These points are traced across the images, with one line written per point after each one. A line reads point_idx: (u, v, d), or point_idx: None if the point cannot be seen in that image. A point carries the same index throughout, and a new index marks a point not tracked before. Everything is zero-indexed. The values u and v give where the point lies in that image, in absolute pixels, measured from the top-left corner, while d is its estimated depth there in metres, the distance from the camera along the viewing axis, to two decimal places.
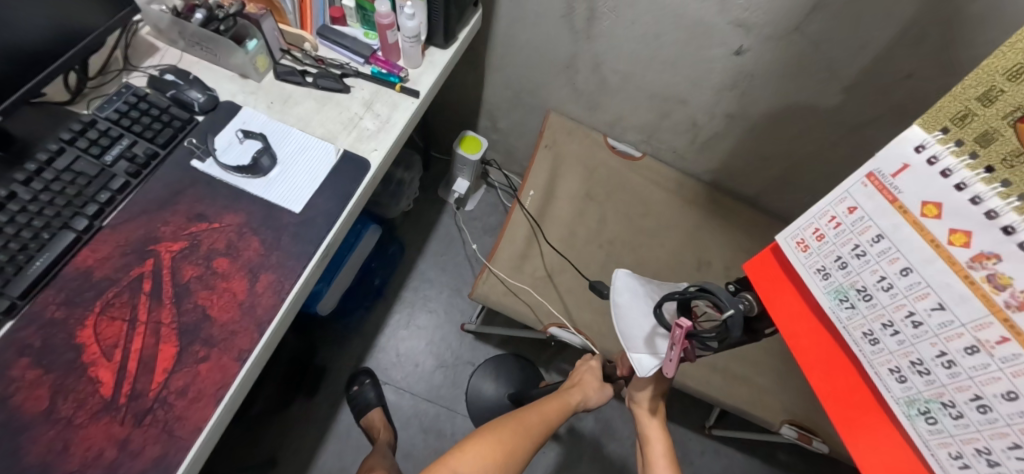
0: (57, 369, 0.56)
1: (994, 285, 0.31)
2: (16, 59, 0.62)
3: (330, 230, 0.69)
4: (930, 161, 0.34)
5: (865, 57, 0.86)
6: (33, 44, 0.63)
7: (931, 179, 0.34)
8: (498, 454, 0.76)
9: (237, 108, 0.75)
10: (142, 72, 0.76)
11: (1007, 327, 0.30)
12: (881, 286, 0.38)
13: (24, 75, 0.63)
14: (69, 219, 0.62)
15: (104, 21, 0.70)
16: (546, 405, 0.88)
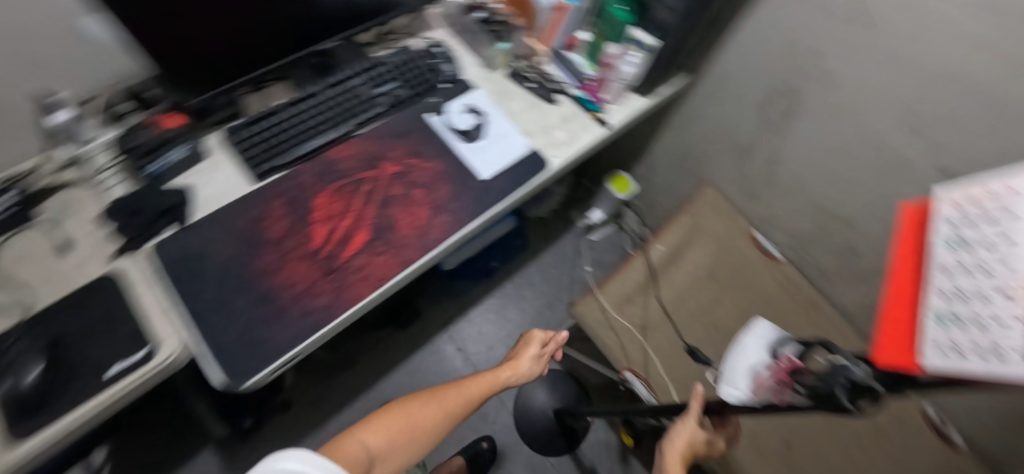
0: (294, 215, 0.78)
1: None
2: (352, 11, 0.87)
3: (499, 204, 0.84)
4: None
5: None
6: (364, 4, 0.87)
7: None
8: (419, 429, 0.66)
9: (472, 87, 0.94)
10: (418, 39, 0.98)
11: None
12: None
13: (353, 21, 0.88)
14: (339, 121, 0.85)
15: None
16: (478, 380, 0.81)
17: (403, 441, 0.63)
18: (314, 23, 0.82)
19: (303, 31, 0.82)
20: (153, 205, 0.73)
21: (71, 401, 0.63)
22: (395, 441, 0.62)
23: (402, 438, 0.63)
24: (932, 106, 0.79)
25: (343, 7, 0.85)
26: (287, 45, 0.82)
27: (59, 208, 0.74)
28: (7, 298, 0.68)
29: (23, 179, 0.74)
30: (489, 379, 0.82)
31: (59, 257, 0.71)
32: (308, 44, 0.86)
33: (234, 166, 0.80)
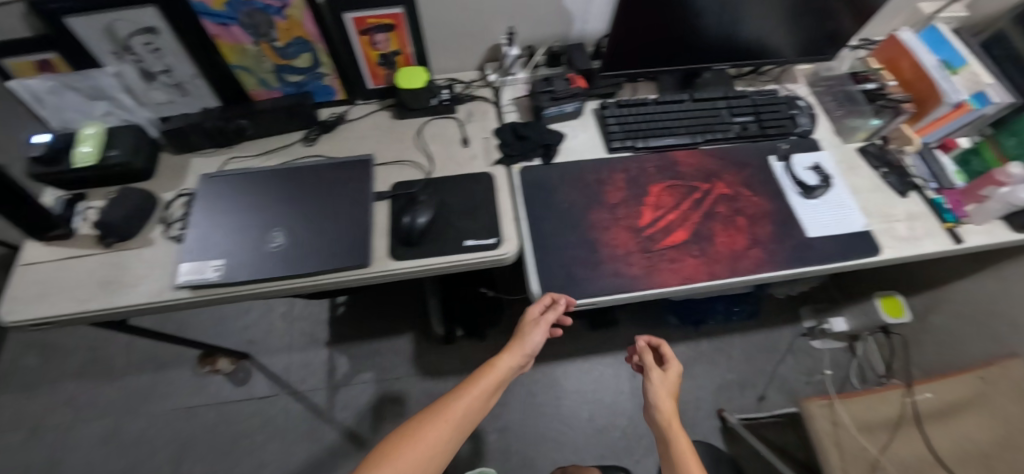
0: (630, 192, 0.87)
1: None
2: (721, 45, 0.93)
3: (817, 266, 0.82)
4: None
5: None
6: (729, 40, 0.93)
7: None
8: (428, 450, 0.59)
9: (820, 148, 0.93)
10: (782, 87, 1.01)
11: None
12: None
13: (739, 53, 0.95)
14: (694, 132, 0.92)
15: (799, 50, 0.98)
16: (505, 363, 0.72)
17: (408, 467, 0.56)
18: (713, 44, 0.92)
19: (701, 48, 0.92)
20: (535, 137, 0.90)
21: (439, 251, 0.80)
22: (399, 473, 0.55)
23: (405, 472, 0.55)
24: None
25: (743, 40, 0.93)
26: (682, 57, 0.93)
27: (470, 113, 0.95)
28: (422, 160, 0.90)
29: (461, 85, 0.98)
30: (506, 362, 0.72)
31: (460, 147, 0.92)
32: (696, 58, 0.94)
33: (595, 133, 0.93)
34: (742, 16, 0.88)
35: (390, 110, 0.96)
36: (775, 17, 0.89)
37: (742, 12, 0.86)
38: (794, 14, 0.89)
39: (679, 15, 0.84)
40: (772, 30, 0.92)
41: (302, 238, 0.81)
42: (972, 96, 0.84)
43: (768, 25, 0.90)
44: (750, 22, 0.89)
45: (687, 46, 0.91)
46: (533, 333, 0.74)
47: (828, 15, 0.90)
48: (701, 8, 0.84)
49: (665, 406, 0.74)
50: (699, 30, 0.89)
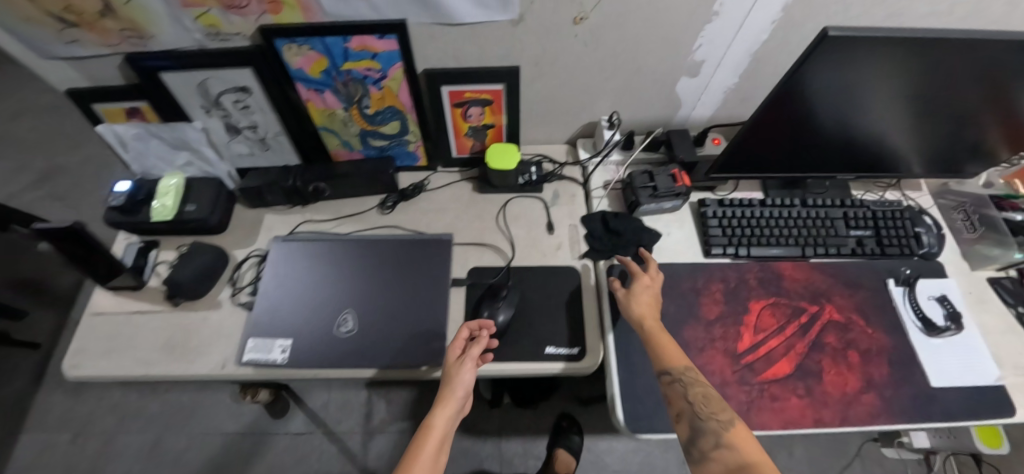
0: (728, 308, 0.79)
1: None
2: (840, 152, 0.82)
3: (939, 422, 0.72)
4: None
5: None
6: (849, 149, 0.81)
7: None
8: None
9: (946, 275, 0.83)
10: (902, 197, 0.91)
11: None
12: None
13: (857, 164, 0.85)
14: (803, 244, 0.83)
15: (926, 164, 0.86)
16: (439, 413, 0.62)
17: None
18: (831, 146, 0.80)
19: (816, 149, 0.80)
20: (632, 232, 0.83)
21: (518, 356, 0.74)
22: None
23: None
24: None
25: (866, 144, 0.80)
26: (793, 155, 0.81)
27: (556, 195, 0.90)
28: (504, 245, 0.85)
29: (550, 163, 0.93)
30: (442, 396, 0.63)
31: (545, 234, 0.86)
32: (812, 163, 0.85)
33: (691, 232, 0.86)
34: (871, 131, 0.78)
35: (472, 182, 0.92)
36: (913, 125, 0.76)
37: (875, 118, 0.74)
38: (933, 124, 0.76)
39: (800, 126, 0.75)
40: (902, 138, 0.79)
41: (376, 325, 0.77)
42: None
43: (899, 139, 0.79)
44: (880, 128, 0.77)
45: (800, 146, 0.80)
46: (459, 368, 0.65)
47: (974, 128, 0.77)
48: (830, 118, 0.74)
49: (632, 309, 0.71)
50: (817, 137, 0.77)
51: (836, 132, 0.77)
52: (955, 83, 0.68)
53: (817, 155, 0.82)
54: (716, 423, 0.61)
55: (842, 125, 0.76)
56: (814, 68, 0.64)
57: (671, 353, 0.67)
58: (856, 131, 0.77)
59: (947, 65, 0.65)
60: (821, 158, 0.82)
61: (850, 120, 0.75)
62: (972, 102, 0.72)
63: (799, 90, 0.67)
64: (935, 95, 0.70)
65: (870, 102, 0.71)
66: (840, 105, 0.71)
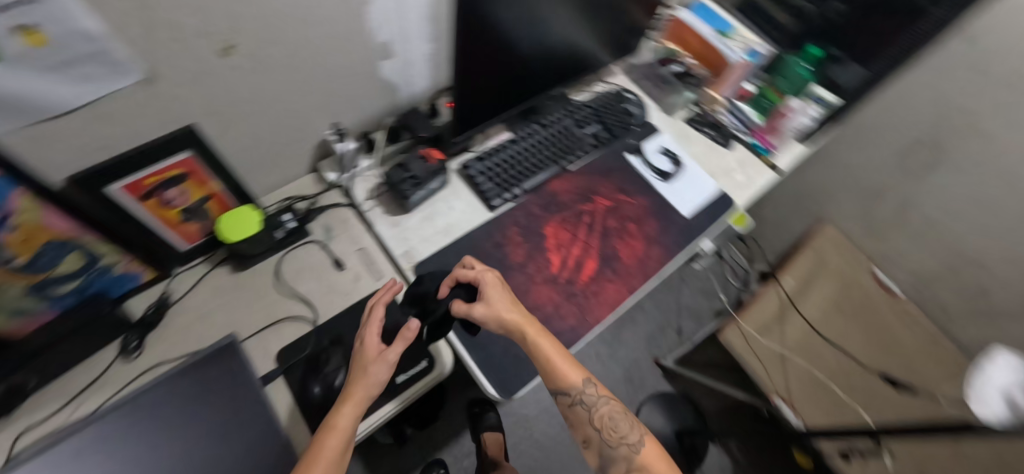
0: (531, 243, 0.86)
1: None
2: (552, 70, 0.92)
3: (701, 239, 0.91)
4: None
5: None
6: (558, 64, 0.92)
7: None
8: None
9: (659, 131, 1.03)
10: (607, 85, 1.08)
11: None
12: None
13: (568, 72, 0.97)
14: (558, 159, 0.94)
15: (611, 52, 1.03)
16: (331, 439, 0.58)
17: None
18: (531, 60, 0.84)
19: (522, 67, 0.84)
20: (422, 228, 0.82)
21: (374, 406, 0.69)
22: None
23: None
24: None
25: (557, 48, 0.87)
26: (507, 82, 0.84)
27: (328, 228, 0.82)
28: (300, 308, 0.75)
29: (302, 203, 0.84)
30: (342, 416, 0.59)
31: (336, 273, 0.79)
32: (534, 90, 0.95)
33: (470, 196, 0.89)
34: (568, 44, 0.89)
35: (226, 264, 0.78)
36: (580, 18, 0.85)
37: (551, 24, 0.80)
38: (594, 13, 0.87)
39: (517, 61, 0.81)
40: (577, 31, 0.88)
41: None
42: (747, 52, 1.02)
43: (588, 42, 0.93)
44: (559, 30, 0.83)
45: (508, 71, 0.82)
46: (363, 374, 0.62)
47: (630, 14, 0.95)
48: (534, 45, 0.82)
49: (513, 326, 0.68)
50: (531, 65, 0.85)
51: (543, 56, 0.86)
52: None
53: (537, 79, 0.91)
54: (610, 436, 0.69)
55: (545, 48, 0.85)
56: (482, 1, 0.63)
57: (575, 372, 0.69)
58: (558, 48, 0.88)
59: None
60: (542, 81, 0.92)
61: (549, 41, 0.84)
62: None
63: (482, 25, 0.67)
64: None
65: (540, 12, 0.75)
66: (537, 31, 0.78)
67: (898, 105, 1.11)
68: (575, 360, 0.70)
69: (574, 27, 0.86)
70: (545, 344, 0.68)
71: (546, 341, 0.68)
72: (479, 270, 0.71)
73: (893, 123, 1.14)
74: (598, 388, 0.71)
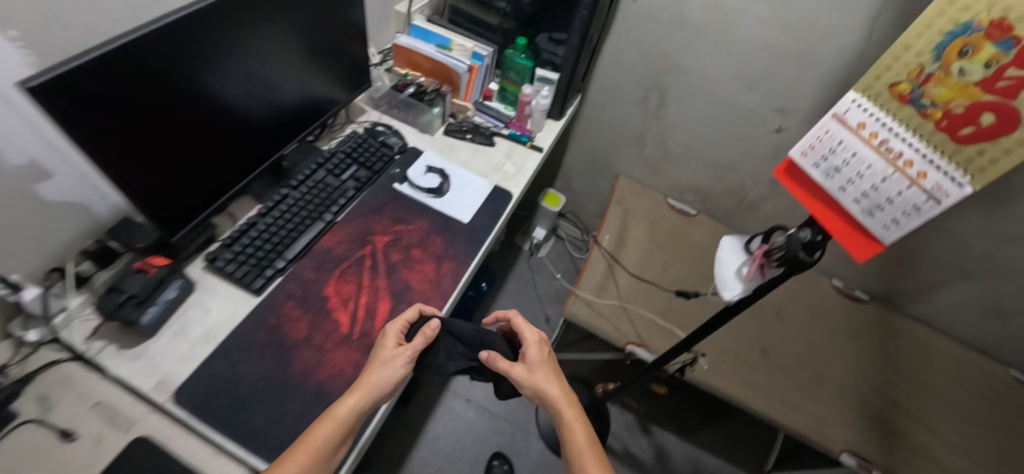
0: (313, 312, 0.78)
1: (898, 157, 0.55)
2: (285, 114, 0.91)
3: (489, 238, 0.93)
4: (862, 106, 0.58)
5: None
6: (291, 106, 0.91)
7: (863, 115, 0.58)
8: None
9: (421, 152, 1.04)
10: (358, 125, 1.06)
11: (861, 135, 0.58)
12: (855, 175, 0.57)
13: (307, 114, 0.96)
14: (320, 212, 0.89)
15: (348, 88, 1.05)
16: (342, 405, 0.61)
17: None
18: (243, 118, 0.80)
19: (235, 129, 0.79)
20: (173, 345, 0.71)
21: None
22: None
23: None
24: (753, 68, 1.15)
25: (270, 100, 0.85)
26: (235, 131, 0.80)
27: (42, 399, 0.66)
28: None
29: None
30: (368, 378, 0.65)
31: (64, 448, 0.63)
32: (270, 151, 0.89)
33: (229, 289, 0.79)
34: (296, 85, 0.90)
35: None
36: (282, 66, 0.84)
37: (247, 79, 0.77)
38: (295, 57, 0.86)
39: (238, 106, 0.79)
40: (288, 78, 0.87)
41: None
42: (472, 57, 1.07)
43: (318, 80, 0.95)
44: (261, 82, 0.81)
45: (218, 136, 0.77)
46: (395, 349, 0.69)
47: (352, 47, 0.99)
48: (253, 89, 0.81)
49: (552, 398, 0.70)
50: (258, 110, 0.83)
51: (271, 99, 0.85)
52: (265, 24, 0.76)
53: (272, 126, 0.88)
54: None
55: (270, 91, 0.84)
56: (131, 77, 0.59)
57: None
58: (287, 89, 0.88)
59: (241, 16, 0.71)
60: (279, 127, 0.89)
61: (271, 83, 0.84)
62: (297, 28, 0.83)
63: (156, 72, 0.62)
64: (266, 39, 0.78)
65: (233, 51, 0.73)
66: (248, 73, 0.77)
67: (617, 66, 1.29)
68: (599, 452, 0.66)
69: (294, 65, 0.87)
70: (580, 436, 0.66)
71: (583, 430, 0.67)
72: (530, 331, 0.77)
73: (621, 81, 1.32)
74: None
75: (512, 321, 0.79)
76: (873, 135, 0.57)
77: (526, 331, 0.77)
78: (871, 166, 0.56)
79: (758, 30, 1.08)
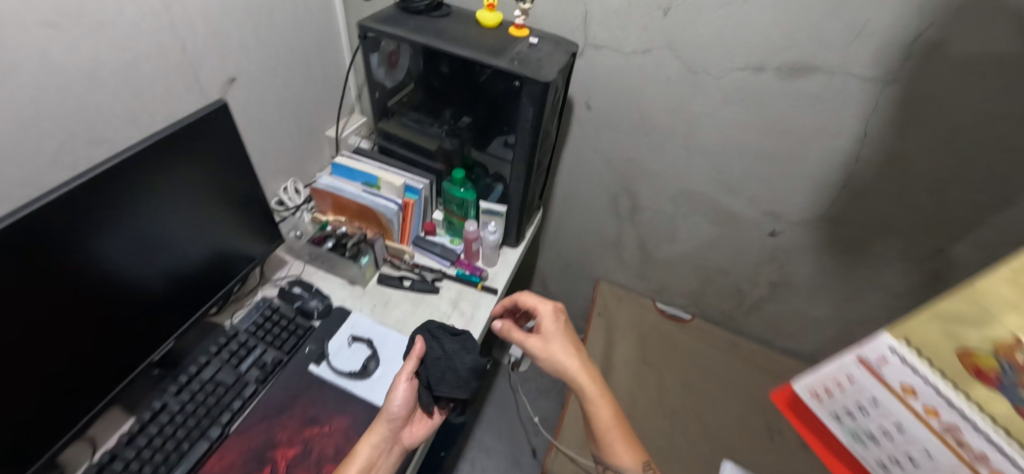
0: None
1: (982, 464, 0.38)
2: (192, 278, 0.75)
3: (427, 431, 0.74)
4: (903, 363, 0.41)
5: (889, 235, 0.99)
6: (201, 267, 0.76)
7: (907, 377, 0.41)
8: None
9: (348, 312, 0.87)
10: (273, 284, 0.89)
11: (911, 406, 0.42)
12: (901, 457, 0.43)
13: (222, 274, 0.80)
14: (207, 424, 0.69)
15: (267, 239, 0.89)
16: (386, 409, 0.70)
17: None
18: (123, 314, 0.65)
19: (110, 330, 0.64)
20: None
21: None
22: None
23: None
24: (733, 172, 1.00)
25: (160, 279, 0.69)
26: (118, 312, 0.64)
27: None
28: None
29: None
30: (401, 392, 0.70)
31: None
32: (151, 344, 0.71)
33: None
34: (207, 241, 0.76)
35: None
36: (173, 238, 0.69)
37: (119, 270, 0.62)
38: (192, 223, 0.72)
39: (125, 281, 0.64)
40: (186, 247, 0.72)
41: None
42: (406, 191, 0.93)
43: (236, 231, 0.81)
44: (143, 266, 0.66)
45: (90, 335, 0.61)
46: (408, 371, 0.72)
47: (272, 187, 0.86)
48: (146, 257, 0.66)
49: (571, 375, 0.70)
50: (152, 280, 0.68)
51: (172, 263, 0.70)
52: (138, 202, 0.62)
53: (172, 298, 0.72)
54: None
55: (168, 254, 0.69)
56: None
57: (630, 451, 0.68)
58: (193, 247, 0.73)
59: (90, 208, 0.56)
60: (179, 296, 0.73)
61: (171, 245, 0.69)
62: (188, 193, 0.69)
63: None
64: (142, 219, 0.64)
65: (101, 225, 0.58)
66: (133, 240, 0.63)
67: (580, 173, 1.14)
68: (619, 421, 0.69)
69: (202, 218, 0.73)
70: (611, 411, 0.69)
71: (612, 404, 0.69)
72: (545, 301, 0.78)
73: (587, 188, 1.17)
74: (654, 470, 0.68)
75: (522, 298, 0.79)
76: (928, 412, 0.41)
77: (538, 305, 0.77)
78: (938, 463, 0.41)
79: (735, 134, 0.95)
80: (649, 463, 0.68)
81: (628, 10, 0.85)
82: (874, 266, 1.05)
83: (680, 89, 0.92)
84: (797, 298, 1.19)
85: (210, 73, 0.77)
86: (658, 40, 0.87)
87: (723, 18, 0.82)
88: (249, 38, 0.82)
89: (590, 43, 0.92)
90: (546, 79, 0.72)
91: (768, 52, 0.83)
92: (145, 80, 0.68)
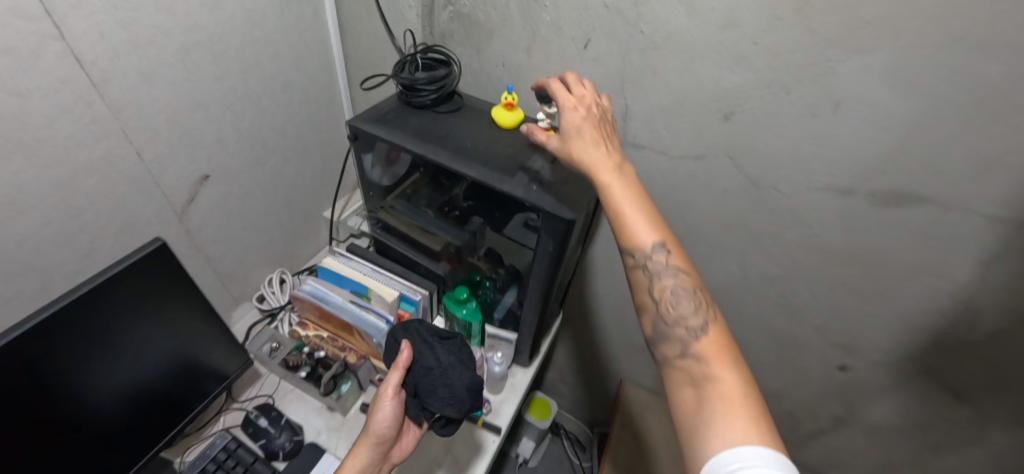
0: None
1: None
2: (154, 410, 0.66)
3: None
4: None
5: (1004, 398, 0.76)
6: (166, 395, 0.67)
7: None
8: None
9: (320, 452, 0.73)
10: (238, 408, 0.76)
11: None
12: None
13: (192, 398, 0.71)
14: None
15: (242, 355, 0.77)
16: (374, 424, 0.63)
17: None
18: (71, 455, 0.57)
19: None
20: None
21: None
22: None
23: None
24: (797, 297, 0.82)
25: (116, 402, 0.60)
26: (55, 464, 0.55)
27: None
28: None
29: None
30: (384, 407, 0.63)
31: None
32: None
33: None
34: (176, 366, 0.66)
35: None
36: (128, 356, 0.59)
37: (60, 412, 0.54)
38: (151, 336, 0.61)
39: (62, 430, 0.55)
40: (147, 360, 0.62)
41: None
42: (401, 301, 0.79)
43: (212, 350, 0.71)
44: (93, 397, 0.57)
45: None
46: (392, 386, 0.63)
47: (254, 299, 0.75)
48: (94, 398, 0.57)
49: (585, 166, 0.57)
50: (100, 421, 0.59)
51: (127, 396, 0.61)
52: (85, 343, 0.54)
53: (127, 435, 0.63)
54: (675, 309, 0.54)
55: (122, 389, 0.60)
56: None
57: (647, 224, 0.54)
58: (155, 376, 0.64)
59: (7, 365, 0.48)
60: (135, 432, 0.64)
61: (127, 378, 0.60)
62: (143, 306, 0.59)
63: None
64: (82, 351, 0.54)
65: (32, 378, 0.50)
66: (76, 384, 0.54)
67: (608, 274, 0.98)
68: (657, 221, 0.56)
69: (166, 344, 0.63)
70: (622, 185, 0.55)
71: (628, 180, 0.56)
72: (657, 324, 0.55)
73: (615, 289, 1.00)
74: (671, 256, 0.54)
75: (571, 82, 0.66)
76: None
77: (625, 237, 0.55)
78: None
79: (804, 258, 0.77)
80: (666, 244, 0.54)
81: (679, 110, 0.70)
82: (979, 427, 0.81)
83: (737, 203, 0.75)
84: (867, 440, 0.97)
85: (178, 175, 0.66)
86: (714, 147, 0.71)
87: (801, 130, 0.65)
88: (228, 130, 0.71)
89: (629, 142, 0.77)
90: (570, 217, 0.56)
91: (857, 173, 0.65)
92: (89, 198, 0.57)
